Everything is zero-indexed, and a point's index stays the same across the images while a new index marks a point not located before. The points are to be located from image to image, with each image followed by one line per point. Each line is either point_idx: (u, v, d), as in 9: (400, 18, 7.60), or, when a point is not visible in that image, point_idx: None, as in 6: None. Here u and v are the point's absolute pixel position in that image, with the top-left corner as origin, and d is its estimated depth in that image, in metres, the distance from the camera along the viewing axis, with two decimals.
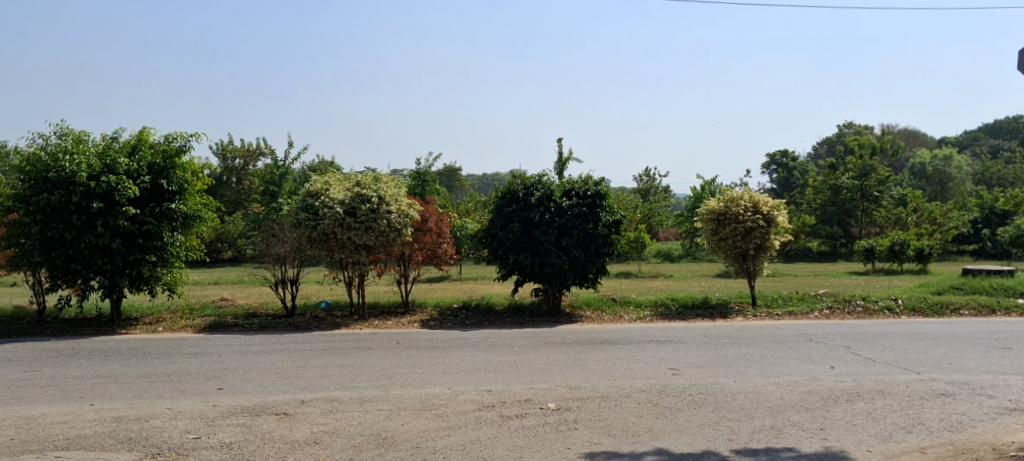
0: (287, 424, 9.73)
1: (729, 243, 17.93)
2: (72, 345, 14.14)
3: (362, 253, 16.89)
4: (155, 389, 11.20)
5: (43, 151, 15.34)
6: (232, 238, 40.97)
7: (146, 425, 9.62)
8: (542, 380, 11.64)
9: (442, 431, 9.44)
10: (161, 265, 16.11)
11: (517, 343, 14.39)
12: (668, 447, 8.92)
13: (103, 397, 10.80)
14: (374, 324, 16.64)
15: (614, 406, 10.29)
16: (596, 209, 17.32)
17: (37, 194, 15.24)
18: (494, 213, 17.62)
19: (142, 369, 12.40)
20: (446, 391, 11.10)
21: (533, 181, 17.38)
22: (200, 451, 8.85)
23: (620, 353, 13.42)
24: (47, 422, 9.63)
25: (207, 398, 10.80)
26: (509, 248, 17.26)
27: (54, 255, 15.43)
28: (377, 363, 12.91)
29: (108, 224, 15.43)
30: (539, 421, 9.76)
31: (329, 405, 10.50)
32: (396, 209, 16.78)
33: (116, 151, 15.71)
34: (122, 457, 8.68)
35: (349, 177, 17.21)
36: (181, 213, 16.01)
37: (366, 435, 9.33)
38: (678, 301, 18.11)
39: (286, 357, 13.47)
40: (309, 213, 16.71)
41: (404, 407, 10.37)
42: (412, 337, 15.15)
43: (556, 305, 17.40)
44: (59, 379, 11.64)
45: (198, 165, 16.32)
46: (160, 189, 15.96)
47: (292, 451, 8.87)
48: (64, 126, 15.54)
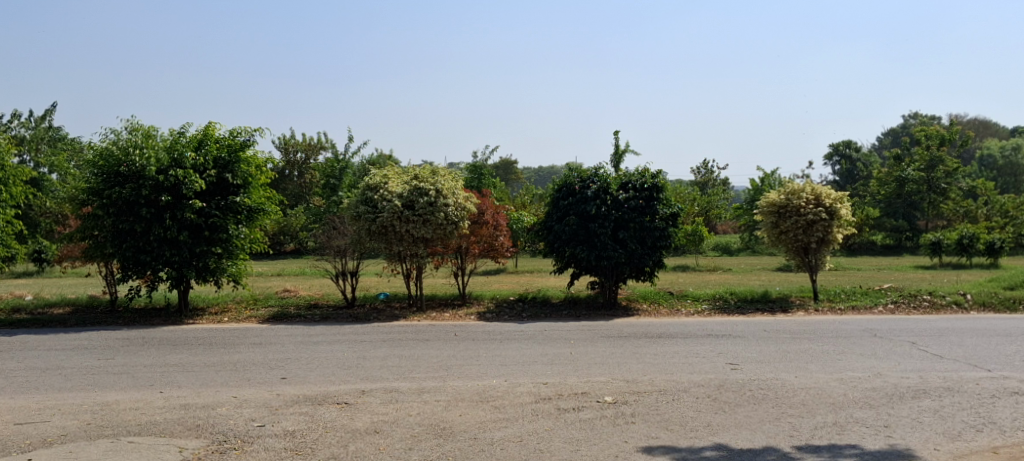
0: (348, 413, 9.91)
1: (790, 236, 17.70)
2: (142, 333, 14.58)
3: (420, 246, 17.06)
4: (221, 378, 11.50)
5: (114, 145, 15.80)
6: (294, 231, 41.52)
7: (213, 413, 9.87)
8: (599, 373, 11.66)
9: (500, 423, 9.53)
10: (227, 257, 16.44)
11: (574, 337, 14.43)
12: (727, 443, 8.88)
13: (172, 385, 11.12)
14: (432, 315, 16.83)
15: (673, 401, 10.26)
16: (653, 202, 17.23)
17: (109, 187, 15.76)
18: (551, 206, 17.64)
19: (207, 358, 12.72)
20: (504, 383, 11.19)
21: (589, 174, 17.37)
22: (265, 439, 9.05)
23: (678, 347, 13.37)
24: (119, 409, 9.94)
25: (270, 387, 11.06)
26: (565, 241, 17.27)
27: (125, 248, 15.88)
28: (435, 355, 13.06)
29: (176, 217, 15.83)
30: (596, 414, 9.78)
31: (388, 395, 10.67)
32: (453, 202, 16.92)
33: (183, 146, 16.00)
34: (190, 443, 8.92)
35: (406, 170, 17.42)
36: (245, 206, 16.42)
37: (424, 426, 9.46)
38: (737, 294, 17.95)
39: (346, 347, 13.71)
40: (368, 206, 16.96)
41: (462, 398, 10.48)
42: (470, 330, 15.28)
43: (612, 298, 17.37)
44: (130, 367, 12.01)
45: (261, 159, 16.66)
46: (225, 183, 16.34)
47: (354, 440, 9.02)
48: (134, 122, 15.96)
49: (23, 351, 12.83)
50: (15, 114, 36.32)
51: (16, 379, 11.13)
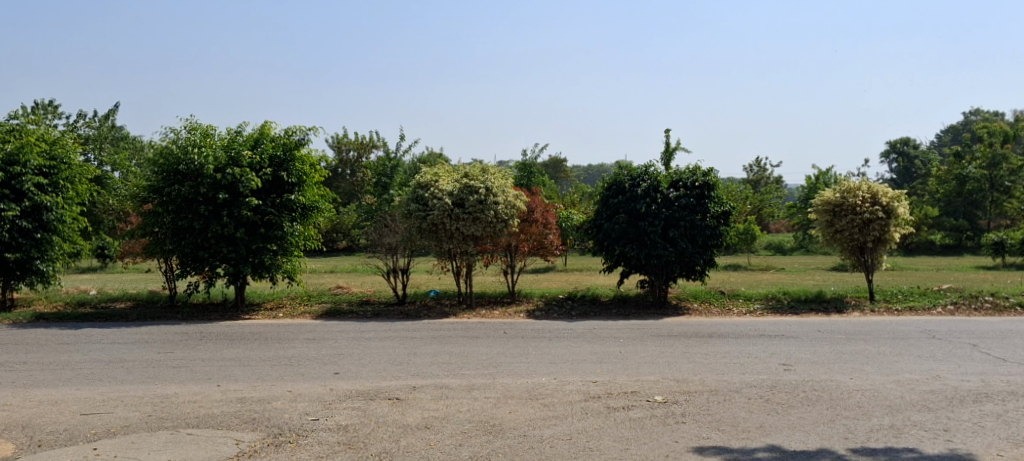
0: (400, 409, 10.05)
1: (846, 235, 17.46)
2: (199, 328, 14.94)
3: (470, 244, 17.20)
4: (276, 372, 11.74)
5: (174, 144, 16.19)
6: (347, 228, 41.99)
7: (268, 406, 10.08)
8: (650, 372, 11.66)
9: (549, 420, 9.59)
10: (282, 254, 16.74)
11: (624, 335, 14.44)
12: (780, 444, 8.82)
13: (229, 378, 11.38)
14: (481, 313, 16.97)
15: (724, 401, 10.22)
16: (704, 200, 17.11)
17: (169, 185, 16.17)
18: (601, 205, 17.65)
19: (262, 353, 12.99)
20: (553, 381, 11.25)
21: (639, 172, 17.33)
22: (318, 432, 9.21)
23: (730, 347, 13.29)
24: (178, 401, 10.20)
25: (324, 382, 11.26)
26: (615, 240, 17.24)
27: (183, 244, 16.28)
28: (485, 352, 13.17)
29: (233, 214, 16.17)
30: (646, 414, 9.79)
31: (439, 391, 10.79)
32: (503, 200, 17.01)
33: (240, 144, 16.38)
34: (247, 436, 9.10)
35: (457, 169, 17.55)
36: (300, 204, 16.69)
37: (474, 422, 9.55)
38: (790, 294, 17.76)
39: (397, 344, 13.89)
40: (419, 204, 17.14)
41: (512, 396, 10.56)
42: (519, 327, 15.37)
43: (662, 296, 17.32)
44: (188, 361, 12.32)
45: (315, 158, 16.93)
46: (280, 181, 16.64)
47: (405, 435, 9.14)
48: (193, 121, 16.33)
49: (87, 344, 13.22)
50: (81, 114, 37.47)
51: (81, 371, 11.48)
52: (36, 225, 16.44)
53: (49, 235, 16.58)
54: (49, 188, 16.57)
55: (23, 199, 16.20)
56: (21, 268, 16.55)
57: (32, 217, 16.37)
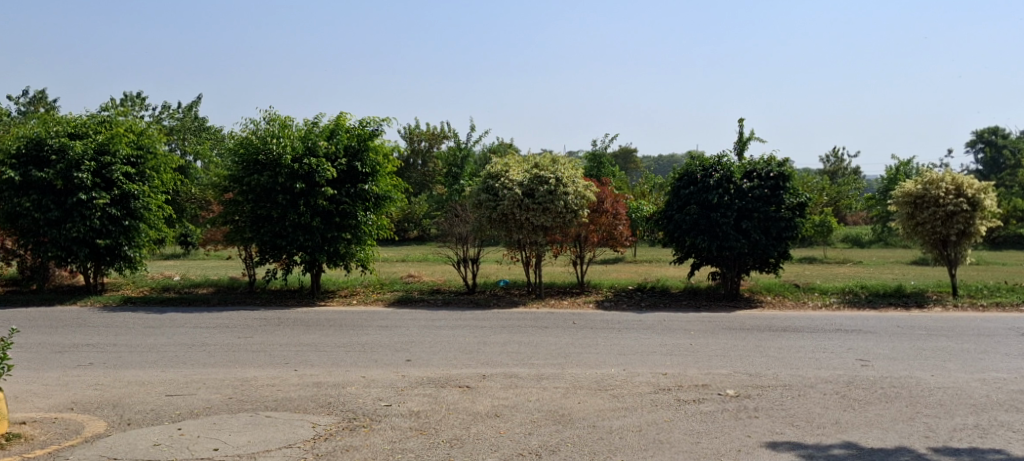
0: (470, 396, 10.21)
1: (927, 228, 17.04)
2: (277, 314, 15.35)
3: (540, 234, 17.26)
4: (350, 358, 12.01)
5: (253, 135, 16.67)
6: (418, 219, 42.45)
7: (343, 391, 10.34)
8: (721, 365, 11.59)
9: (619, 412, 9.62)
10: (356, 243, 17.08)
11: (694, 327, 14.38)
12: (857, 442, 8.69)
13: (305, 363, 11.69)
14: (550, 303, 17.08)
15: (798, 396, 10.12)
16: (779, 191, 16.88)
17: (249, 175, 16.64)
18: (671, 196, 17.56)
19: (337, 339, 13.30)
20: (623, 372, 11.28)
21: (712, 162, 17.17)
22: (391, 418, 9.38)
23: (804, 341, 13.12)
24: (257, 385, 10.52)
25: (396, 368, 11.48)
26: (686, 231, 17.10)
27: (262, 232, 16.73)
28: (555, 342, 13.26)
29: (309, 203, 16.57)
30: (717, 407, 9.75)
31: (508, 380, 10.92)
32: (573, 191, 17.01)
33: (317, 135, 16.77)
34: (323, 419, 9.31)
35: (527, 159, 17.65)
36: (373, 194, 16.97)
37: (544, 412, 9.64)
38: (868, 288, 17.41)
39: (467, 332, 14.08)
40: (490, 194, 17.29)
41: (581, 386, 10.63)
42: (588, 318, 15.42)
43: (734, 289, 17.19)
44: (267, 346, 12.69)
45: (388, 148, 17.19)
46: (355, 171, 16.97)
47: (476, 423, 9.27)
48: (272, 112, 16.78)
49: (171, 328, 13.71)
50: (165, 105, 38.70)
51: (166, 354, 11.92)
52: (124, 212, 17.09)
53: (136, 222, 17.19)
54: (136, 177, 17.18)
55: (112, 188, 16.88)
56: (111, 254, 17.29)
57: (121, 205, 17.03)
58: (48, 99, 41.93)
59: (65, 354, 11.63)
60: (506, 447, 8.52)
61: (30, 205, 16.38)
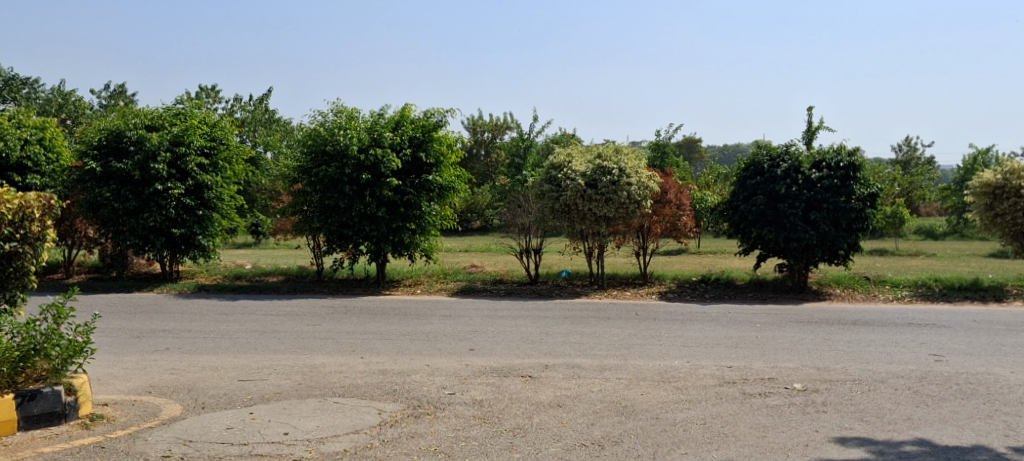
0: (533, 386, 10.28)
1: (1007, 220, 16.56)
2: (344, 302, 15.65)
3: (602, 225, 17.18)
4: (415, 347, 12.20)
5: (322, 126, 16.98)
6: (481, 209, 42.70)
7: (408, 379, 10.50)
8: (788, 358, 11.46)
9: (683, 404, 9.60)
10: (420, 233, 17.30)
11: (760, 320, 14.24)
12: (930, 438, 8.53)
13: (371, 351, 11.90)
14: (613, 294, 17.07)
15: (868, 391, 9.97)
16: (849, 181, 16.53)
17: (317, 166, 16.96)
18: (737, 186, 17.38)
19: (403, 328, 13.51)
20: (686, 364, 11.24)
21: (780, 152, 16.92)
22: (456, 406, 9.50)
23: (875, 335, 12.89)
24: (325, 371, 10.76)
25: (460, 357, 11.62)
26: (752, 222, 16.87)
27: (330, 222, 17.03)
28: (618, 333, 13.26)
29: (375, 194, 16.82)
30: (783, 401, 9.66)
31: (571, 371, 10.96)
32: (636, 181, 16.91)
33: (382, 126, 17.00)
34: (389, 406, 9.48)
35: (590, 149, 17.64)
36: (437, 185, 17.16)
37: (607, 403, 9.66)
38: (942, 281, 17.00)
39: (530, 322, 14.16)
40: (553, 184, 17.33)
41: (644, 377, 10.63)
42: (651, 309, 15.38)
43: (802, 282, 16.97)
44: (335, 333, 12.95)
45: (452, 139, 17.35)
46: (419, 161, 17.17)
47: (539, 412, 9.33)
48: (339, 104, 17.08)
49: (243, 315, 14.08)
50: (236, 98, 39.60)
51: (237, 340, 12.25)
52: (199, 202, 17.61)
53: (209, 212, 17.70)
54: (209, 168, 17.66)
55: (187, 178, 17.37)
56: (185, 243, 17.80)
57: (195, 195, 17.55)
58: (127, 93, 43.26)
59: (143, 339, 12.04)
60: (569, 437, 8.56)
61: (109, 195, 16.94)
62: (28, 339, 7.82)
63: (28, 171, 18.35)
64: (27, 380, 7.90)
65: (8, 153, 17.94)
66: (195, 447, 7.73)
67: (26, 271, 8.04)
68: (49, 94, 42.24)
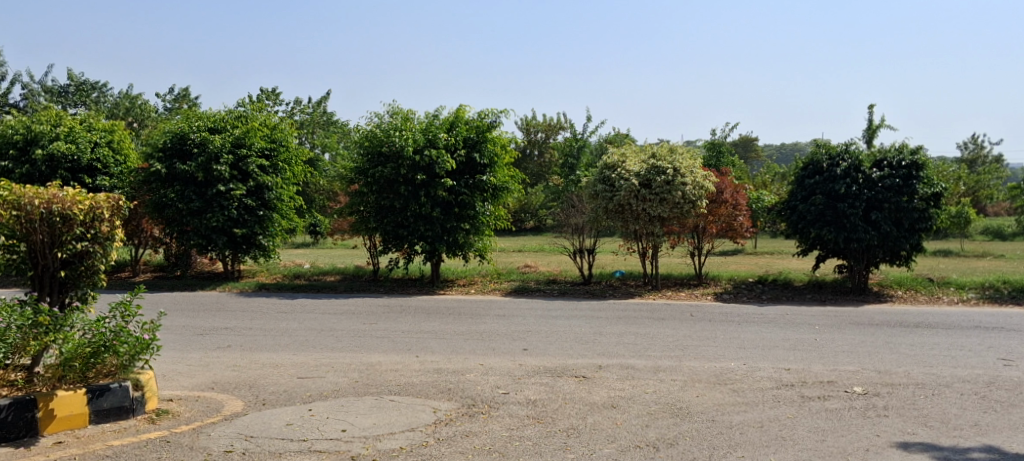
0: (587, 386, 10.28)
1: None
2: (399, 301, 15.80)
3: (656, 225, 17.09)
4: (469, 346, 12.28)
5: (378, 128, 17.19)
6: (534, 209, 42.74)
7: (463, 378, 10.58)
8: (848, 361, 11.28)
9: (739, 407, 9.51)
10: (474, 233, 17.41)
11: (819, 322, 14.04)
12: (998, 445, 8.34)
13: (426, 350, 12.01)
14: (667, 294, 16.97)
15: (932, 395, 9.77)
16: (912, 181, 16.20)
17: (373, 166, 17.16)
18: (796, 185, 17.14)
19: (457, 327, 13.60)
20: (743, 366, 11.13)
21: (839, 151, 16.65)
22: (510, 405, 9.54)
23: (938, 338, 12.61)
24: (381, 369, 10.89)
25: (513, 357, 11.67)
26: (810, 222, 16.64)
27: (386, 222, 17.25)
28: (672, 334, 13.18)
29: (430, 194, 16.96)
30: (843, 405, 9.52)
31: (625, 371, 10.93)
32: (691, 181, 16.77)
33: (437, 127, 17.13)
34: (444, 404, 9.55)
35: (645, 149, 17.56)
36: (491, 185, 17.24)
37: (661, 404, 9.62)
38: (1010, 283, 16.55)
39: (584, 323, 14.15)
40: (606, 185, 17.30)
41: (699, 379, 10.56)
42: (706, 310, 15.25)
43: (862, 283, 16.62)
44: (391, 332, 13.09)
45: (506, 139, 17.40)
46: (473, 162, 17.26)
47: (593, 413, 9.33)
48: (395, 105, 17.27)
49: (301, 313, 14.31)
50: (294, 101, 40.28)
51: (296, 338, 12.46)
52: (259, 203, 17.93)
53: (270, 212, 18.04)
54: (269, 169, 17.98)
55: (248, 179, 17.69)
56: (247, 242, 18.15)
57: (256, 195, 17.87)
58: (190, 96, 44.20)
59: (206, 336, 12.31)
60: (623, 439, 8.55)
61: (174, 196, 17.36)
62: (99, 336, 7.98)
63: (97, 172, 18.92)
64: (97, 375, 8.10)
65: (79, 155, 18.55)
66: (256, 442, 7.88)
67: (97, 270, 8.34)
68: (115, 99, 43.35)
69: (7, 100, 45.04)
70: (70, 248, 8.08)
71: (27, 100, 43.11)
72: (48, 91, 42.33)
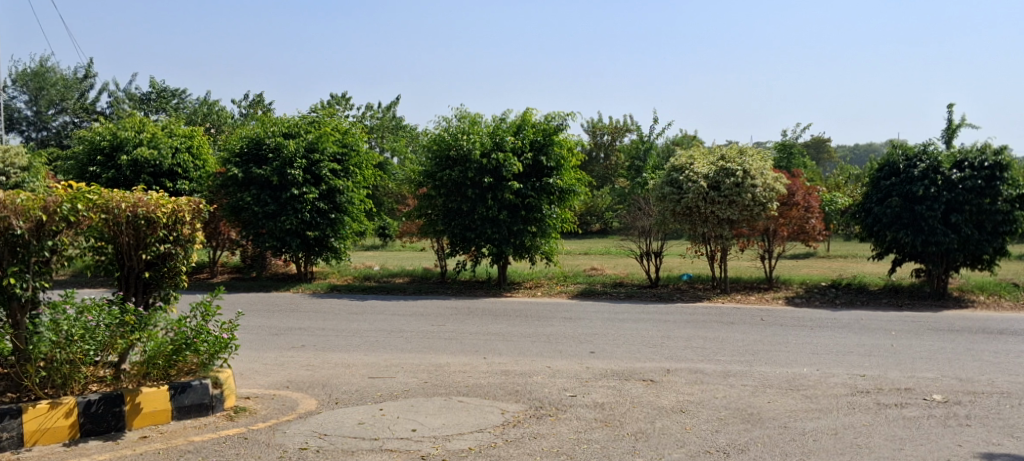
0: (655, 390, 10.21)
1: None
2: (467, 303, 15.91)
3: (725, 228, 16.86)
4: (536, 349, 12.30)
5: (446, 132, 17.34)
6: (600, 212, 42.59)
7: (530, 380, 10.60)
8: (927, 369, 10.98)
9: (812, 413, 9.34)
10: (541, 236, 17.44)
11: (895, 327, 13.70)
12: None
13: (494, 352, 12.06)
14: (737, 298, 16.76)
15: (1018, 405, 9.45)
16: (995, 182, 15.63)
17: (441, 170, 17.33)
18: (871, 187, 16.76)
19: (524, 329, 13.64)
20: (816, 372, 10.92)
21: (917, 152, 16.21)
22: (577, 408, 9.53)
23: (1023, 346, 12.20)
24: (450, 371, 10.97)
25: (581, 360, 11.64)
26: (886, 225, 16.30)
27: (453, 225, 17.39)
28: (742, 339, 13.02)
29: (497, 197, 17.07)
30: (922, 413, 9.27)
31: (694, 375, 10.83)
32: (762, 183, 16.54)
33: (504, 131, 17.20)
34: (512, 406, 9.57)
35: (714, 151, 17.36)
36: (558, 188, 17.21)
37: (731, 410, 9.50)
38: None
39: (652, 326, 14.05)
40: (674, 187, 17.16)
41: (771, 385, 10.39)
42: (778, 315, 15.01)
43: (941, 288, 16.23)
44: (459, 334, 13.19)
45: (573, 142, 17.36)
46: (540, 165, 17.28)
47: (661, 417, 9.26)
48: (462, 109, 17.40)
49: (371, 315, 14.52)
50: (365, 106, 40.88)
51: (367, 338, 12.65)
52: (331, 206, 18.25)
53: (341, 215, 18.34)
54: (341, 173, 18.30)
55: (320, 183, 18.02)
56: (319, 245, 18.46)
57: (328, 199, 18.20)
58: (264, 102, 45.16)
59: (280, 336, 12.58)
60: (693, 444, 8.46)
61: (250, 200, 17.75)
62: (181, 335, 8.21)
63: (178, 177, 19.47)
64: (179, 372, 8.34)
65: (160, 161, 19.11)
66: (329, 441, 8.01)
67: (179, 271, 8.60)
68: (194, 105, 44.54)
69: (91, 106, 46.67)
70: (154, 250, 8.36)
71: (112, 107, 44.63)
72: (131, 98, 43.71)
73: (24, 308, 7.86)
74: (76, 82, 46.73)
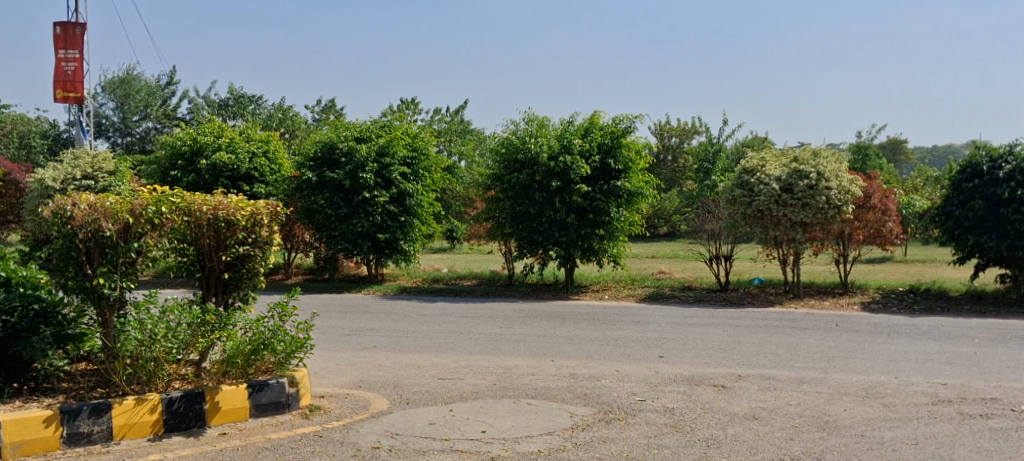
0: (726, 396, 10.07)
1: None
2: (535, 306, 15.92)
3: (798, 231, 16.50)
4: (605, 352, 12.24)
5: (514, 135, 17.39)
6: (668, 215, 42.23)
7: (599, 384, 10.56)
8: (1013, 378, 10.60)
9: (891, 422, 9.10)
10: (609, 239, 17.29)
11: (978, 335, 13.27)
12: None
13: (562, 355, 12.05)
14: (810, 303, 16.43)
15: None
16: None
17: (509, 173, 17.42)
18: (952, 189, 16.26)
19: (593, 332, 13.59)
20: (894, 380, 10.64)
21: (1001, 153, 15.66)
22: (647, 413, 9.45)
23: None
24: (518, 373, 10.99)
25: (650, 364, 11.55)
26: (968, 228, 15.84)
27: (521, 228, 17.41)
28: (816, 344, 12.76)
29: (565, 201, 17.03)
30: (1009, 424, 8.96)
31: (766, 382, 10.65)
32: (836, 186, 16.19)
33: (572, 134, 17.21)
34: (581, 410, 9.54)
35: (786, 153, 17.05)
36: (626, 190, 17.04)
37: (806, 417, 9.32)
38: None
39: (723, 331, 13.87)
40: (745, 190, 16.91)
41: (846, 392, 10.16)
42: (853, 320, 14.66)
43: None
44: (527, 336, 13.21)
45: (641, 145, 17.21)
46: (608, 168, 17.19)
47: (733, 423, 9.13)
48: (530, 112, 17.43)
49: (440, 317, 14.63)
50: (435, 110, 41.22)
51: (436, 340, 12.75)
52: (401, 209, 18.48)
53: (410, 218, 18.55)
54: (411, 177, 18.50)
55: (391, 186, 18.24)
56: (389, 247, 18.64)
57: (398, 202, 18.43)
58: (336, 106, 45.91)
59: (352, 337, 12.76)
60: (766, 451, 8.32)
61: (324, 203, 18.10)
62: (259, 335, 8.43)
63: (254, 180, 19.92)
64: (257, 371, 8.54)
65: (238, 165, 19.61)
66: (400, 440, 8.10)
67: (256, 272, 8.76)
68: (269, 110, 45.58)
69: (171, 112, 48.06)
70: (234, 252, 8.53)
71: (191, 113, 45.84)
72: (210, 104, 44.87)
73: (113, 307, 8.12)
74: (158, 89, 48.24)
